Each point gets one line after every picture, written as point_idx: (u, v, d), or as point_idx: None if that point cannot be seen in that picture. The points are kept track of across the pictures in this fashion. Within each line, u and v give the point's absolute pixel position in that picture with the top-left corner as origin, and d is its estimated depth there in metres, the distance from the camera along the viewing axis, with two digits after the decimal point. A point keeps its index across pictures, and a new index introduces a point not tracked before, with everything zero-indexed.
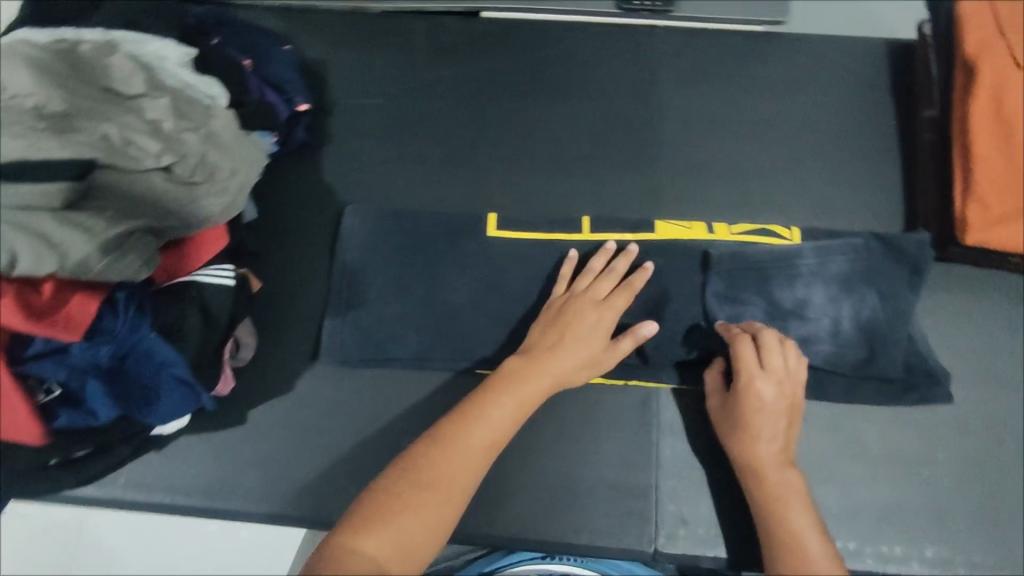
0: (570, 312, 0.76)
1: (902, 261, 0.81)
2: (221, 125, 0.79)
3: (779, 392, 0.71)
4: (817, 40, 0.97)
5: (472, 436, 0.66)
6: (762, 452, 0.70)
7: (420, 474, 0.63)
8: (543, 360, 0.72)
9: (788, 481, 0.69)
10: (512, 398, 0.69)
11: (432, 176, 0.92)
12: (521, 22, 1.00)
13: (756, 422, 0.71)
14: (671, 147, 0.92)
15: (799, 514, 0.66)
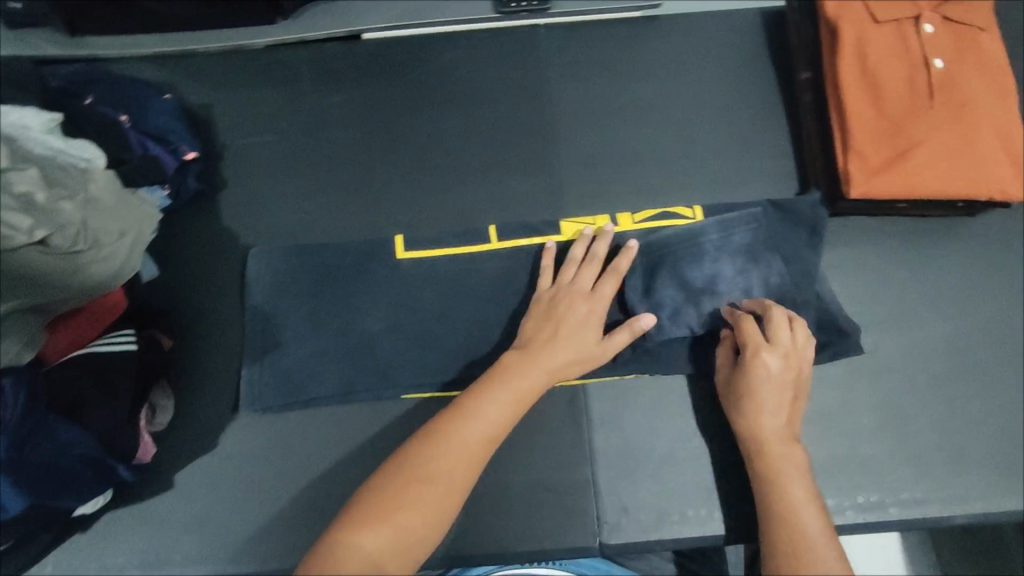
0: (561, 307, 0.76)
1: (797, 224, 0.84)
2: (101, 188, 0.77)
3: (779, 365, 0.72)
4: (694, 19, 0.99)
5: (465, 436, 0.66)
6: (767, 426, 0.71)
7: (417, 468, 0.64)
8: (532, 357, 0.72)
9: (788, 450, 0.70)
10: (507, 395, 0.69)
11: (335, 205, 0.91)
12: (404, 39, 1.00)
13: (762, 395, 0.72)
14: (568, 142, 0.93)
15: (795, 483, 0.68)
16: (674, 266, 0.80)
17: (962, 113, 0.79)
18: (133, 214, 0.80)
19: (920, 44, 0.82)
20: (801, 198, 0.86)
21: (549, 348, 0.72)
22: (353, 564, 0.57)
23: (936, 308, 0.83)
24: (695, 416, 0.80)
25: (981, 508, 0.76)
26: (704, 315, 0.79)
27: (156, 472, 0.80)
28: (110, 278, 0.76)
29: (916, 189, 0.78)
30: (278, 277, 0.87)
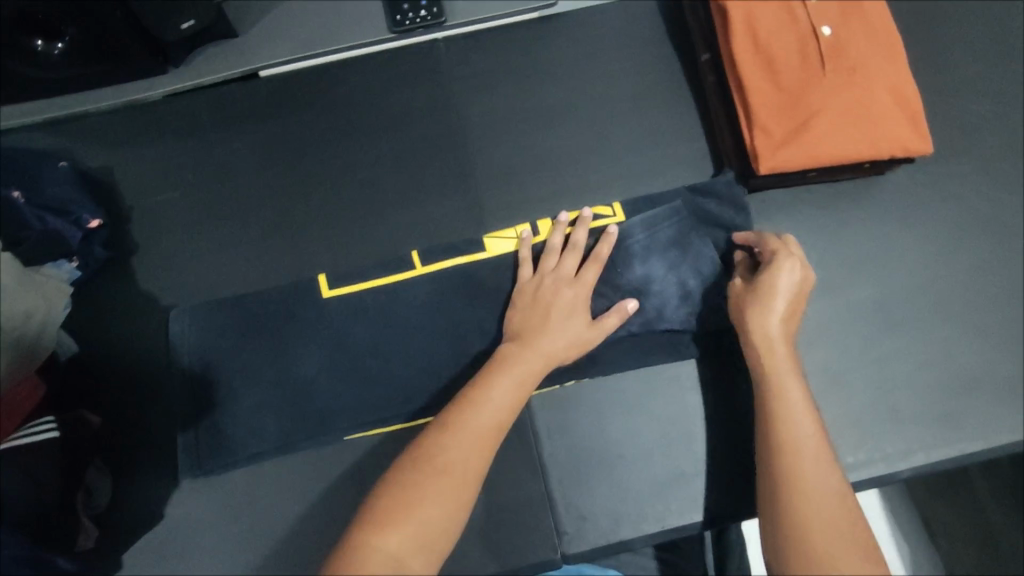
0: (546, 294, 0.77)
1: (726, 208, 0.86)
2: (8, 272, 0.73)
3: (803, 282, 0.73)
4: (591, 13, 0.99)
5: (478, 426, 0.65)
6: (779, 335, 0.71)
7: (434, 462, 0.62)
8: (535, 339, 0.73)
9: (811, 427, 0.66)
10: (513, 383, 0.69)
11: (255, 251, 0.89)
12: (305, 71, 0.98)
13: (789, 314, 0.72)
14: (484, 154, 0.92)
15: (811, 456, 0.64)
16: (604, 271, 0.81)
17: (855, 78, 0.80)
18: (38, 296, 0.76)
19: (806, 15, 0.83)
20: (715, 181, 0.87)
21: (550, 328, 0.73)
22: (376, 567, 0.54)
23: (861, 270, 0.85)
24: (640, 412, 0.80)
25: (923, 459, 0.78)
26: (640, 316, 0.80)
27: (102, 556, 0.77)
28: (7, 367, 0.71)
29: (821, 157, 0.79)
30: (204, 334, 0.84)
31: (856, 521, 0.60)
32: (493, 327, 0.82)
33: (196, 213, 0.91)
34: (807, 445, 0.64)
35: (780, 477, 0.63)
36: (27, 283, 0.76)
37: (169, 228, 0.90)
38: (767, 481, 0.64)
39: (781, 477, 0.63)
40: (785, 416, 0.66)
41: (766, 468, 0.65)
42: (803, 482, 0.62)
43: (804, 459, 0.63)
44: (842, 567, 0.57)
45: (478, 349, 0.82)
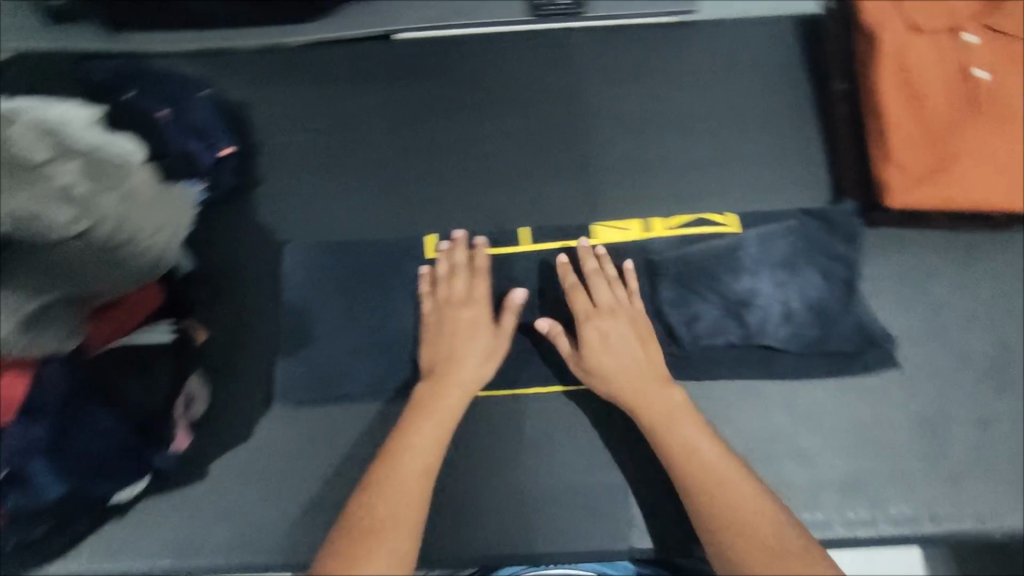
0: (448, 323, 0.81)
1: (837, 236, 0.85)
2: (137, 183, 0.77)
3: (612, 326, 0.79)
4: (730, 25, 0.99)
5: (407, 473, 0.71)
6: (634, 383, 0.77)
7: (374, 516, 0.67)
8: (451, 369, 0.78)
9: (719, 455, 0.72)
10: (434, 424, 0.75)
11: (370, 203, 0.93)
12: (439, 40, 1.00)
13: (616, 365, 0.77)
14: (603, 146, 0.94)
15: (731, 479, 0.69)
16: (709, 276, 0.83)
17: (1007, 126, 0.78)
18: (164, 211, 0.81)
19: (959, 56, 0.81)
20: (834, 208, 0.87)
21: (450, 360, 0.79)
22: None
23: (966, 322, 0.83)
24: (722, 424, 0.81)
25: (1001, 522, 0.77)
26: (741, 328, 0.82)
27: (185, 462, 0.81)
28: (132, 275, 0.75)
29: (955, 200, 0.78)
30: (312, 273, 0.88)
31: (783, 522, 0.66)
32: None
33: (319, 158, 0.95)
34: (726, 479, 0.69)
35: (714, 513, 0.68)
36: (155, 197, 0.80)
37: (293, 168, 0.94)
38: (704, 524, 0.68)
39: (710, 511, 0.68)
40: (695, 455, 0.72)
41: (697, 511, 0.69)
42: (731, 507, 0.67)
43: (718, 501, 0.68)
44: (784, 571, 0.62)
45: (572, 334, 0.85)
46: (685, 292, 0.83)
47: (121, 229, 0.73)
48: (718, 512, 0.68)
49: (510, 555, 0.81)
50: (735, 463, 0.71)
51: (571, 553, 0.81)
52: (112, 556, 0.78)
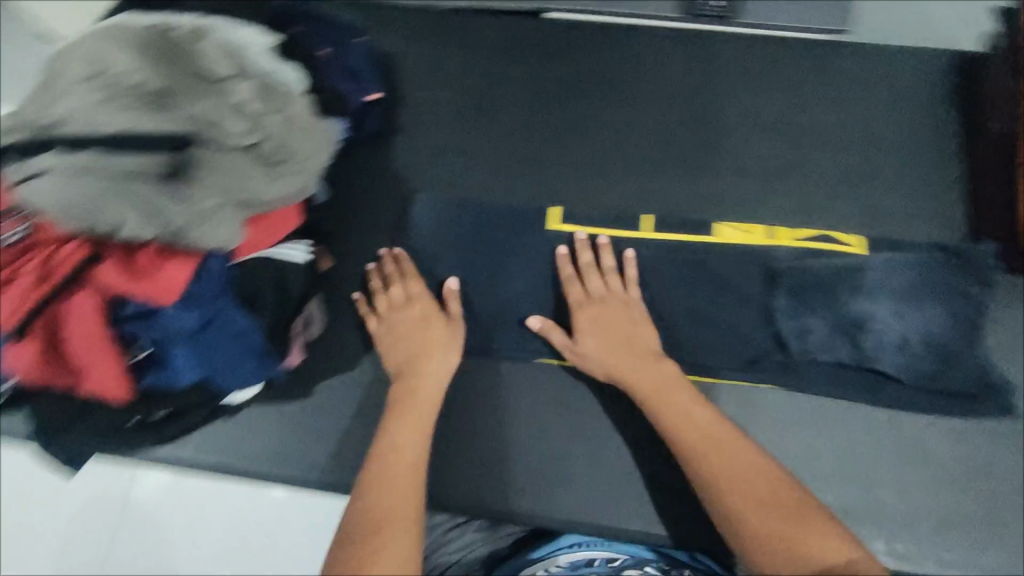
0: (398, 325, 0.84)
1: (969, 276, 0.83)
2: (296, 112, 0.79)
3: (602, 315, 0.84)
4: (886, 49, 0.97)
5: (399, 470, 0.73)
6: (625, 366, 0.81)
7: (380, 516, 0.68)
8: (422, 363, 0.82)
9: (714, 420, 0.75)
10: (416, 420, 0.77)
11: (500, 167, 0.96)
12: (588, 24, 1.03)
13: (602, 353, 0.82)
14: (735, 149, 0.95)
15: (725, 448, 0.72)
16: (826, 293, 0.83)
17: None
18: (315, 143, 0.81)
19: None
20: (971, 246, 0.85)
21: (421, 349, 0.83)
22: None
23: None
24: (821, 439, 0.82)
25: None
26: (853, 349, 0.82)
27: (294, 380, 0.86)
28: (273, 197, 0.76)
29: None
30: (440, 224, 0.92)
31: (779, 484, 0.69)
32: (702, 311, 0.86)
33: (458, 118, 0.99)
34: (717, 440, 0.73)
35: (714, 482, 0.70)
36: (310, 128, 0.81)
37: (433, 125, 0.98)
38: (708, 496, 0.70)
39: (710, 477, 0.70)
40: (689, 419, 0.75)
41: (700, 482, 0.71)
42: (726, 472, 0.70)
43: (711, 461, 0.71)
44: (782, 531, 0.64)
45: (682, 325, 0.86)
46: (803, 302, 0.84)
47: (281, 148, 0.77)
48: (711, 474, 0.70)
49: (587, 529, 0.82)
50: (726, 428, 0.74)
51: (647, 539, 0.81)
52: (219, 452, 0.84)
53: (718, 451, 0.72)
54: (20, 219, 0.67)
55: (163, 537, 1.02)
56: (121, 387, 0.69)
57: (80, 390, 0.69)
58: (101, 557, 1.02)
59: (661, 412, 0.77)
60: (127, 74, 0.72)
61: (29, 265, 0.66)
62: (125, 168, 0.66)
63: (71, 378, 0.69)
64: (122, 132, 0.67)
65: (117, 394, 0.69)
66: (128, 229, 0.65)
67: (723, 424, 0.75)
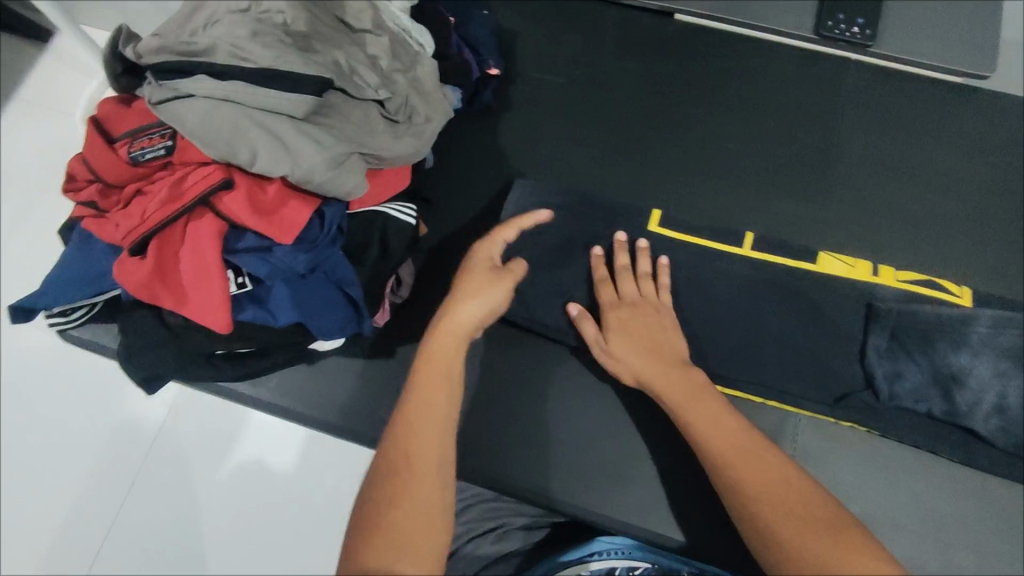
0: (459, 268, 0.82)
1: None
2: (425, 73, 0.80)
3: (630, 313, 0.79)
4: (1013, 106, 0.96)
5: (417, 411, 0.65)
6: (656, 369, 0.75)
7: (394, 461, 0.62)
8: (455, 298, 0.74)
9: (741, 424, 0.69)
10: (434, 363, 0.69)
11: (607, 160, 0.95)
12: (714, 30, 1.01)
13: (628, 352, 0.77)
14: (848, 180, 0.93)
15: (755, 452, 0.66)
16: (925, 340, 0.80)
17: None
18: (436, 107, 0.80)
19: None
20: None
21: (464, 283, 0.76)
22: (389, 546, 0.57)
23: None
24: (901, 486, 0.80)
25: None
26: (946, 403, 0.79)
27: (377, 338, 0.86)
28: (392, 154, 0.75)
29: None
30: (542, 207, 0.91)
31: (810, 493, 0.63)
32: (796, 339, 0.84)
33: (572, 104, 0.98)
34: (748, 444, 0.67)
35: (741, 492, 0.64)
36: (435, 93, 0.81)
37: (544, 107, 0.97)
38: (736, 510, 0.64)
39: (735, 484, 0.65)
40: (720, 422, 0.69)
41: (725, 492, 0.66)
42: (755, 480, 0.64)
43: (739, 469, 0.65)
44: (807, 546, 0.59)
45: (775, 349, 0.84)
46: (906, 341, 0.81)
47: (405, 106, 0.77)
48: (738, 482, 0.65)
49: (650, 536, 0.80)
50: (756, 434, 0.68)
51: (710, 559, 0.79)
52: (290, 397, 0.84)
53: (760, 474, 0.65)
54: (160, 136, 0.69)
55: (190, 477, 1.05)
56: (219, 316, 0.68)
57: (180, 311, 0.69)
58: (127, 487, 1.05)
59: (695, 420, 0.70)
60: (277, 10, 0.72)
61: (163, 180, 0.69)
62: (265, 102, 0.67)
63: (176, 302, 0.69)
64: (268, 66, 0.68)
65: (214, 320, 0.68)
66: (261, 161, 0.67)
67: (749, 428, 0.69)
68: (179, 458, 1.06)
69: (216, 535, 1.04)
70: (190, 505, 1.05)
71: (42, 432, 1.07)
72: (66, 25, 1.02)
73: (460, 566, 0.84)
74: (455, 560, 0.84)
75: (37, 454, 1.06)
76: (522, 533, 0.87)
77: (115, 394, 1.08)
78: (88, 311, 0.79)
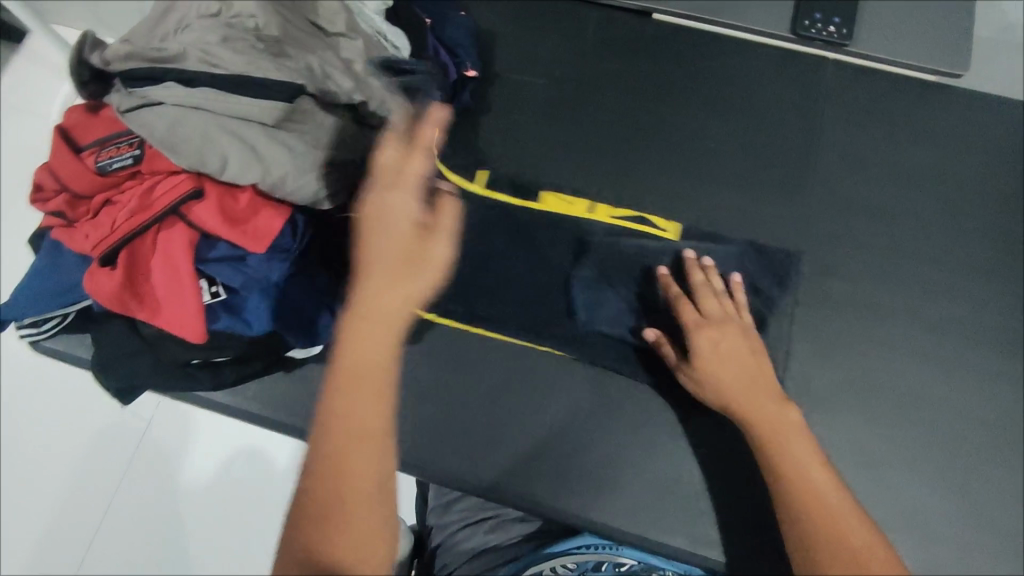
0: (373, 207, 0.62)
1: (769, 272, 0.87)
2: (402, 75, 0.80)
3: (721, 338, 0.75)
4: (986, 104, 0.97)
5: (351, 419, 0.57)
6: (746, 400, 0.72)
7: (330, 477, 0.56)
8: (386, 276, 0.60)
9: (819, 470, 0.68)
10: (364, 356, 0.59)
11: (586, 160, 0.94)
12: (692, 29, 1.00)
13: (723, 379, 0.74)
14: (825, 179, 0.94)
15: (829, 495, 0.66)
16: (619, 271, 0.86)
17: None
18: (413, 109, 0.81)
19: None
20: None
21: (387, 250, 0.61)
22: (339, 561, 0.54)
23: None
24: (874, 481, 0.82)
25: None
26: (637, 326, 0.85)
27: None
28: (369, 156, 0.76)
29: None
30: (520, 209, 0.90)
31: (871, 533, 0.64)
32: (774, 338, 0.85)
33: (550, 106, 0.97)
34: (822, 489, 0.66)
35: (814, 535, 0.63)
36: (411, 94, 0.81)
37: (522, 110, 0.97)
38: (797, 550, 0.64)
39: (806, 528, 0.64)
40: (804, 468, 0.68)
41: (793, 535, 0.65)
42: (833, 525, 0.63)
43: (814, 514, 0.64)
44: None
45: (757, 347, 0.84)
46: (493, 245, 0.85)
47: (381, 110, 0.77)
48: (811, 527, 0.64)
49: (633, 540, 0.80)
50: (830, 475, 0.68)
51: (690, 558, 0.80)
52: (269, 404, 0.83)
53: (808, 487, 0.66)
54: (128, 144, 0.67)
55: (174, 486, 1.04)
56: (195, 327, 0.67)
57: (153, 322, 0.68)
58: (110, 495, 1.04)
59: (780, 463, 0.68)
60: (248, 13, 0.70)
61: (134, 191, 0.68)
62: (236, 110, 0.66)
63: (148, 313, 0.68)
64: (239, 74, 0.67)
65: (189, 331, 0.67)
66: (232, 169, 0.66)
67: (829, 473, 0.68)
68: (162, 467, 1.05)
69: (201, 542, 1.03)
70: (174, 514, 1.04)
71: (19, 443, 1.05)
72: (38, 26, 1.00)
73: (450, 555, 0.86)
74: (445, 549, 0.87)
75: (15, 467, 1.05)
76: (515, 525, 0.87)
77: (92, 403, 1.07)
78: (60, 322, 0.78)
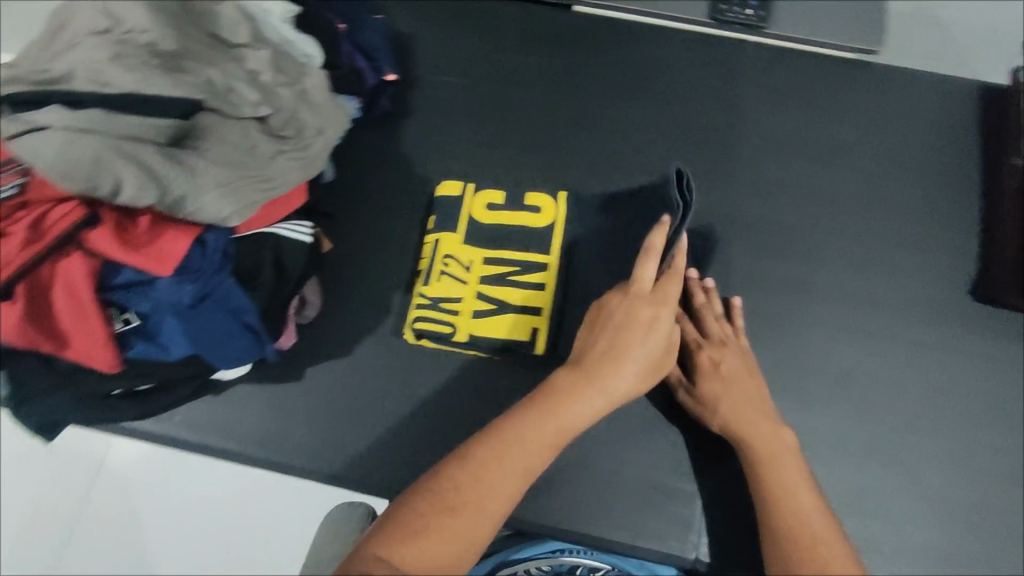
0: (638, 313, 0.69)
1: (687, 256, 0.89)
2: (314, 84, 0.76)
3: (725, 362, 0.78)
4: (905, 77, 0.99)
5: (520, 450, 0.60)
6: (748, 418, 0.74)
7: (473, 484, 0.58)
8: (624, 359, 0.66)
9: (816, 507, 0.68)
10: (565, 412, 0.63)
11: (513, 158, 0.94)
12: (614, 19, 1.00)
13: (726, 398, 0.76)
14: (752, 161, 0.94)
15: (815, 528, 0.66)
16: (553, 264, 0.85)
17: None
18: (329, 117, 0.77)
19: None
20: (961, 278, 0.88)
21: (629, 347, 0.66)
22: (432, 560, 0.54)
23: None
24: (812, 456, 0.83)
25: None
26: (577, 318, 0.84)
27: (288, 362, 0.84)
28: (281, 170, 0.73)
29: None
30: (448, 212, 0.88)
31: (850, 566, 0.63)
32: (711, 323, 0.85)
33: (475, 104, 0.96)
34: (818, 532, 0.65)
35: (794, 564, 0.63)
36: (325, 102, 0.77)
37: (447, 111, 0.96)
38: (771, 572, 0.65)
39: (784, 557, 0.65)
40: (795, 498, 0.68)
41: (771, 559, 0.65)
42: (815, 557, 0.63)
43: (797, 545, 0.65)
44: None
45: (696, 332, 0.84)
46: (529, 277, 0.84)
47: (292, 121, 0.74)
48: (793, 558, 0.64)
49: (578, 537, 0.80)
50: (822, 512, 0.67)
51: (637, 550, 0.80)
52: (200, 430, 0.81)
53: (793, 502, 0.68)
54: (13, 174, 0.66)
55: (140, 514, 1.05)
56: (105, 355, 0.66)
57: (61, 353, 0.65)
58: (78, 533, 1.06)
59: (770, 497, 0.69)
60: (141, 29, 0.68)
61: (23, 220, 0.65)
62: (127, 129, 0.64)
63: (54, 344, 0.65)
64: (129, 92, 0.65)
65: (99, 358, 0.66)
66: (125, 192, 0.64)
67: (824, 509, 0.68)
68: (126, 496, 1.06)
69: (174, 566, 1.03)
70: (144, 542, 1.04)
71: None
72: None
73: None
74: None
75: None
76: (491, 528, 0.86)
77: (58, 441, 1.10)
78: None
